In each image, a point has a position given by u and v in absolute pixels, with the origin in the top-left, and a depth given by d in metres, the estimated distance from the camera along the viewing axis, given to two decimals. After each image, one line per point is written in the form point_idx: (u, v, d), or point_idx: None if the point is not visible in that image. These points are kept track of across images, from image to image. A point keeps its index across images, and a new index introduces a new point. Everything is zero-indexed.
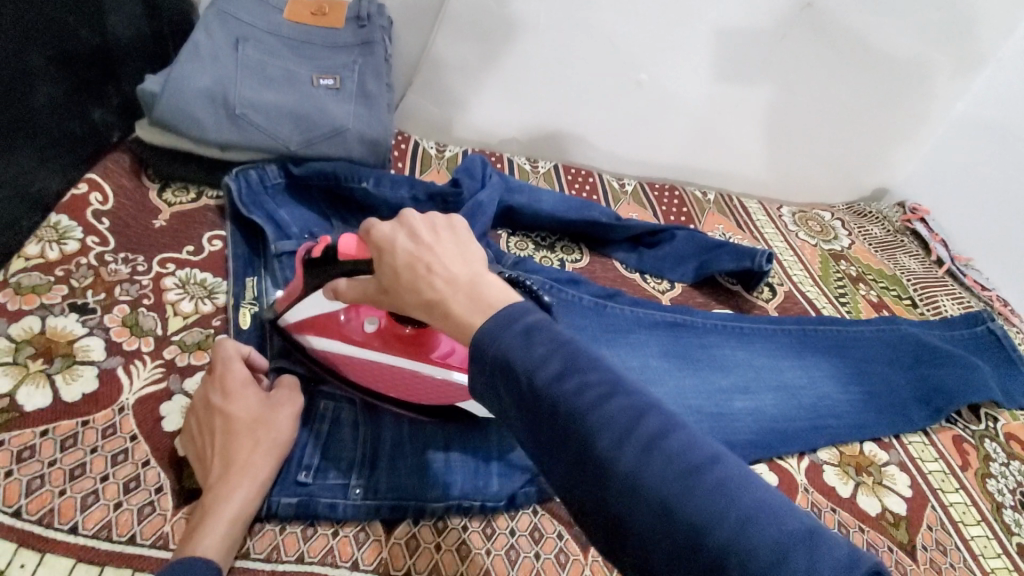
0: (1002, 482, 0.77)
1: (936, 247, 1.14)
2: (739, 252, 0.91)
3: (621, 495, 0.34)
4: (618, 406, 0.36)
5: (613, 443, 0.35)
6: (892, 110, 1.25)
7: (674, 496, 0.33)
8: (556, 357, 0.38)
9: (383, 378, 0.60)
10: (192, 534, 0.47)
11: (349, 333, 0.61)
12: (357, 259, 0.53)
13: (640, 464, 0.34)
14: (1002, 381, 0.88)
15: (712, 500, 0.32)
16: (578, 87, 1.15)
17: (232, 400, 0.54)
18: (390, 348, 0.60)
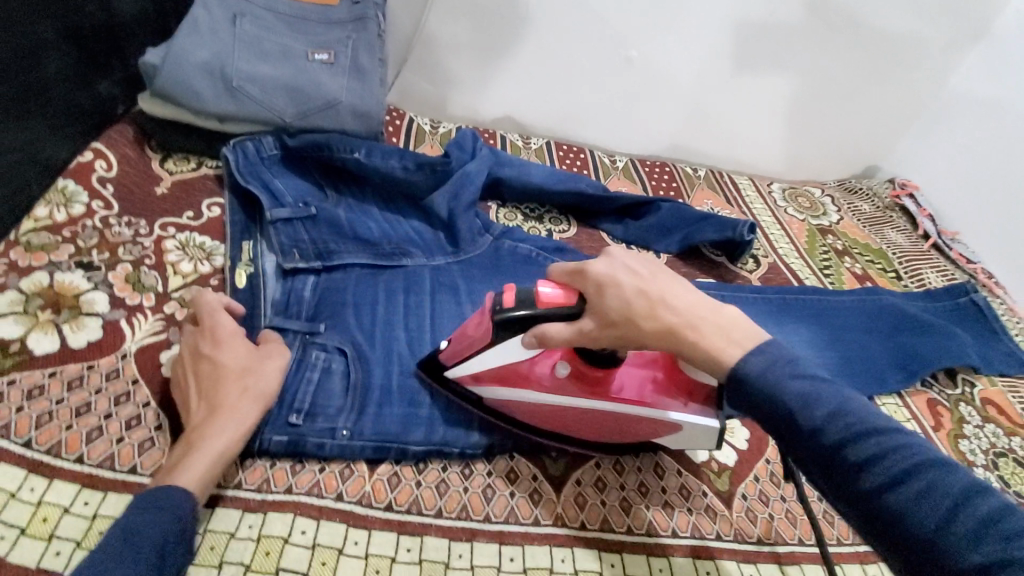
0: (973, 442, 0.79)
1: (924, 222, 1.16)
2: (722, 223, 0.94)
3: (817, 465, 0.41)
4: (799, 388, 0.42)
5: (801, 411, 0.42)
6: (884, 86, 1.26)
7: (883, 464, 0.38)
8: (750, 353, 0.45)
9: (599, 425, 0.59)
10: (176, 465, 0.50)
11: (545, 382, 0.58)
12: (564, 307, 0.52)
13: (833, 433, 0.40)
14: (981, 349, 0.90)
15: (896, 468, 0.37)
16: (572, 64, 1.17)
17: (223, 348, 0.57)
18: (582, 395, 0.57)
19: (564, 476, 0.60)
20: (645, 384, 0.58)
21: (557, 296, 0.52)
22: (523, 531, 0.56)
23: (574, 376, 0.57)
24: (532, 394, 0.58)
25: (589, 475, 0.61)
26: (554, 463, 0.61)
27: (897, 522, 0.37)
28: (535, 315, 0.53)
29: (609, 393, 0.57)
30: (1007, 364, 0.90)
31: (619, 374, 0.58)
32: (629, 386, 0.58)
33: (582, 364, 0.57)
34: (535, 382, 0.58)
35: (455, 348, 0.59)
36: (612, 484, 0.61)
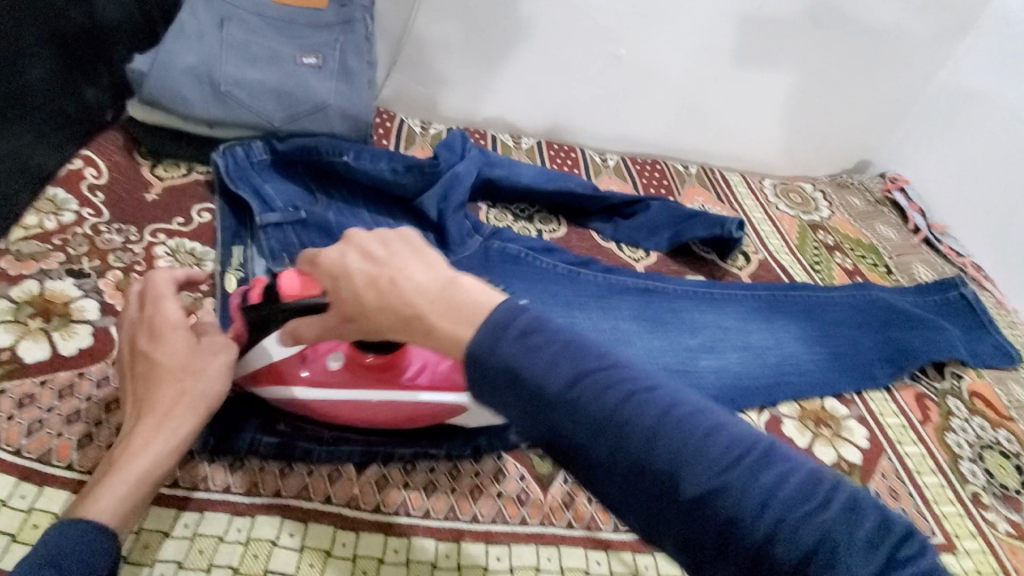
0: (962, 436, 0.79)
1: (914, 216, 1.16)
2: (710, 221, 0.95)
3: (664, 507, 0.35)
4: (641, 406, 0.36)
5: (641, 439, 0.35)
6: (874, 81, 1.26)
7: (743, 501, 0.34)
8: (566, 363, 0.37)
9: (399, 416, 0.58)
10: (97, 485, 0.46)
11: (312, 373, 0.57)
12: (306, 296, 0.51)
13: (676, 464, 0.35)
14: (971, 342, 0.91)
15: (760, 499, 0.34)
16: (562, 63, 1.17)
17: (161, 343, 0.52)
18: (361, 383, 0.57)
19: (551, 476, 0.61)
20: (431, 365, 0.59)
21: (295, 285, 0.52)
22: (510, 530, 0.56)
23: (348, 366, 0.57)
24: (306, 390, 0.57)
25: (576, 474, 0.62)
26: (541, 462, 0.62)
27: (766, 564, 0.33)
28: (273, 301, 0.53)
29: (393, 379, 0.57)
30: (996, 357, 0.90)
31: (410, 357, 0.58)
32: (415, 370, 0.58)
33: (359, 354, 0.57)
34: (308, 376, 0.57)
35: (226, 350, 0.58)
36: None
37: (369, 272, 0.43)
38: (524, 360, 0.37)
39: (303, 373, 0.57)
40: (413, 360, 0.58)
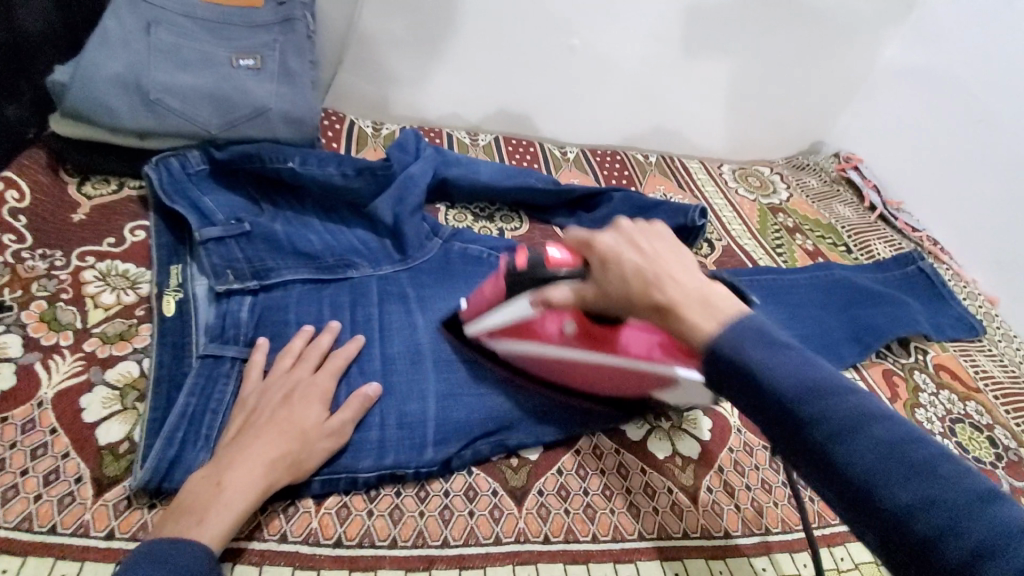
0: (930, 410, 0.80)
1: (869, 194, 1.18)
2: (673, 210, 0.94)
3: (842, 489, 0.36)
4: (851, 397, 0.38)
5: (848, 423, 0.36)
6: (824, 63, 1.27)
7: (929, 498, 0.33)
8: (779, 343, 0.40)
9: (621, 380, 0.59)
10: (190, 510, 0.47)
11: (553, 337, 0.59)
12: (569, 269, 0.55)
13: (845, 444, 0.36)
14: (933, 316, 0.92)
15: (933, 494, 0.33)
16: (515, 55, 1.14)
17: (299, 399, 0.55)
18: (587, 350, 0.58)
19: (525, 488, 0.59)
20: (651, 345, 0.56)
21: (565, 259, 0.56)
22: (484, 551, 0.53)
23: (580, 332, 0.57)
24: (538, 348, 0.60)
25: (551, 483, 0.59)
26: (514, 474, 0.60)
27: (958, 565, 0.32)
28: (538, 272, 0.57)
29: (611, 349, 0.57)
30: (957, 329, 0.92)
31: (629, 332, 0.56)
32: (633, 344, 0.56)
33: (588, 323, 0.56)
34: (542, 336, 0.59)
35: (478, 301, 0.63)
36: (575, 490, 0.59)
37: None
38: (768, 351, 0.40)
39: (524, 331, 0.60)
40: (630, 337, 0.56)
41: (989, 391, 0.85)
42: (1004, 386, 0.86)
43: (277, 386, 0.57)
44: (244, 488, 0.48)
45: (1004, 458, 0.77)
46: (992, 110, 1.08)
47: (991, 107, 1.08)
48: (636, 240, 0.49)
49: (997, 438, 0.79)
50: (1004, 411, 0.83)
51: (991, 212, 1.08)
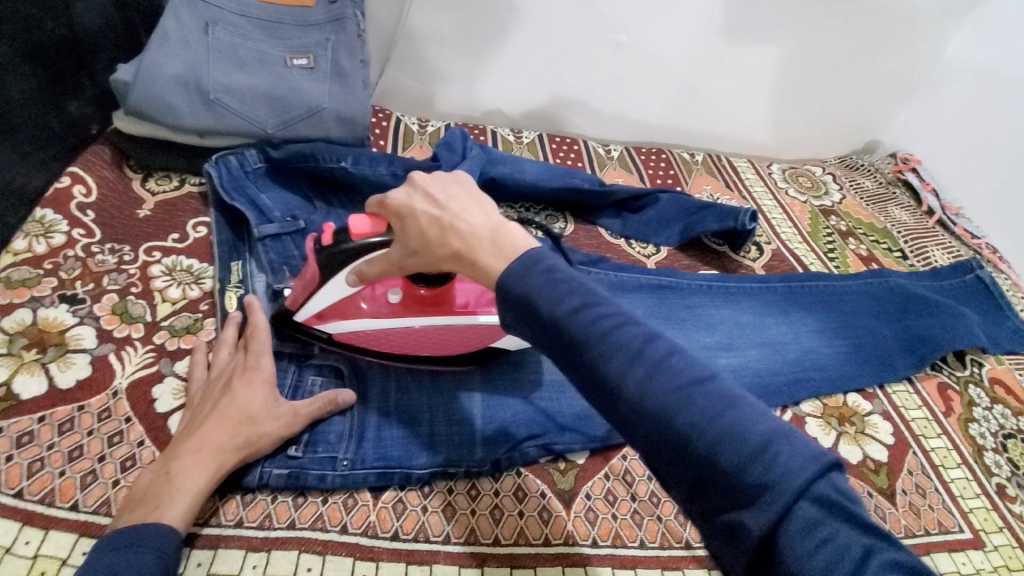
0: (984, 426, 0.77)
1: (928, 198, 1.13)
2: (723, 213, 0.92)
3: (647, 437, 0.37)
4: (630, 332, 0.39)
5: (622, 362, 0.38)
6: (884, 59, 1.22)
7: (700, 419, 0.36)
8: (576, 293, 0.42)
9: (445, 340, 0.64)
10: (142, 499, 0.49)
11: (372, 306, 0.64)
12: (374, 235, 0.57)
13: (645, 378, 0.37)
14: (991, 328, 0.89)
15: (702, 415, 0.36)
16: (559, 51, 1.13)
17: (245, 388, 0.56)
18: (418, 312, 0.64)
19: (573, 491, 0.59)
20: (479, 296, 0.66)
21: (365, 226, 0.57)
22: (535, 551, 0.54)
23: (408, 300, 0.65)
24: (364, 320, 0.64)
25: (598, 487, 0.60)
26: (562, 477, 0.60)
27: (704, 474, 0.35)
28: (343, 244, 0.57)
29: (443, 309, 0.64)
30: (1015, 342, 0.88)
31: (459, 290, 0.66)
32: (462, 299, 0.65)
33: (416, 289, 0.64)
34: (373, 313, 0.64)
35: (301, 286, 0.62)
36: (622, 495, 0.60)
37: (432, 214, 0.50)
38: (595, 317, 0.40)
39: (353, 306, 0.64)
40: (459, 295, 0.66)
41: None
42: None
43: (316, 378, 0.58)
44: (198, 473, 0.50)
45: None
46: None
47: None
48: (429, 191, 0.52)
49: None
50: None
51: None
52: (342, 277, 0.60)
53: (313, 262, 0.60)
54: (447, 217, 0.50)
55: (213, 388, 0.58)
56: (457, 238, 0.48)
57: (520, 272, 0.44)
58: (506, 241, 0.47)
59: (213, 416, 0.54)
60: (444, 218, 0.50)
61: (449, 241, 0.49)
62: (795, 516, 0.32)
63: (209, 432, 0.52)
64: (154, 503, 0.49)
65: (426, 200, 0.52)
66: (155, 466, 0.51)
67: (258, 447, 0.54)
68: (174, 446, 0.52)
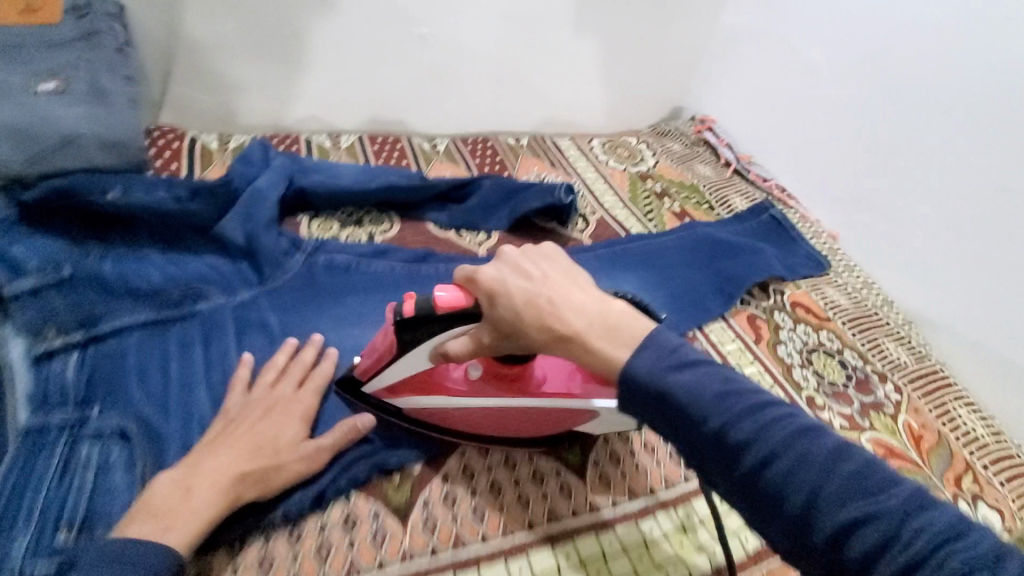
0: (791, 346, 0.85)
1: (723, 152, 1.25)
2: (541, 190, 0.95)
3: (716, 457, 0.42)
4: (691, 359, 0.45)
5: (689, 386, 0.44)
6: (677, 29, 1.30)
7: (705, 407, 0.43)
8: (637, 319, 0.48)
9: (500, 419, 0.62)
10: None
11: (456, 386, 0.62)
12: (455, 309, 0.56)
13: (705, 403, 0.43)
14: (786, 259, 0.99)
15: (768, 437, 0.41)
16: (364, 49, 1.09)
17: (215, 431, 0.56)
18: (497, 391, 0.61)
19: (407, 505, 0.58)
20: (568, 375, 0.62)
21: (454, 298, 0.56)
22: None
23: (488, 376, 0.62)
24: (449, 402, 0.62)
25: (435, 492, 0.60)
26: (395, 492, 0.59)
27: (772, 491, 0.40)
28: (431, 319, 0.57)
29: (523, 388, 0.61)
30: (807, 266, 0.98)
31: (539, 365, 0.63)
32: (548, 378, 0.62)
33: (496, 366, 0.61)
34: (452, 390, 0.62)
35: (369, 362, 0.62)
36: (462, 494, 0.60)
37: (528, 289, 0.52)
38: (657, 346, 0.46)
39: (434, 386, 0.63)
40: (537, 369, 0.63)
41: (840, 319, 0.91)
42: (852, 312, 0.92)
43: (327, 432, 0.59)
44: None
45: (854, 377, 0.82)
46: (816, 61, 1.15)
47: (815, 59, 1.15)
48: (520, 263, 0.54)
49: (847, 360, 0.84)
50: (851, 333, 0.89)
51: (834, 155, 1.13)
52: (425, 351, 0.59)
53: (387, 336, 0.60)
54: (545, 294, 0.51)
55: (247, 411, 0.58)
56: (557, 316, 0.50)
57: (576, 300, 0.50)
58: (600, 313, 0.49)
59: (236, 439, 0.55)
60: (541, 294, 0.51)
61: (545, 316, 0.50)
62: (900, 530, 0.36)
63: (251, 452, 0.54)
64: (169, 521, 0.49)
65: (519, 275, 0.53)
66: (162, 479, 0.52)
67: (274, 482, 0.54)
68: (195, 459, 0.53)
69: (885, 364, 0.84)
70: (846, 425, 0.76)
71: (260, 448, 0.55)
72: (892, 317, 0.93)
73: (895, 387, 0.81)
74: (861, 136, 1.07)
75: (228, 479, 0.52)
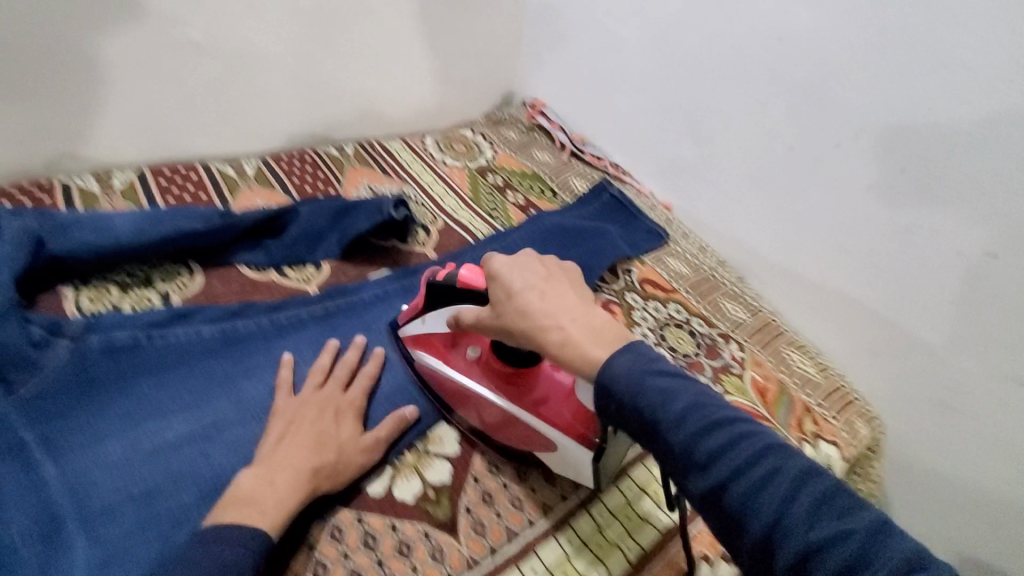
0: (644, 325, 0.86)
1: (558, 135, 1.22)
2: (370, 207, 0.85)
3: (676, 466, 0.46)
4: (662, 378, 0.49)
5: (652, 398, 0.47)
6: (493, 9, 1.20)
7: (670, 416, 0.46)
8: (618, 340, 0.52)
9: (480, 409, 0.67)
10: None
11: (464, 363, 0.68)
12: (474, 288, 0.63)
13: (674, 412, 0.46)
14: (629, 235, 1.01)
15: (724, 446, 0.44)
16: (117, 66, 0.87)
17: (289, 402, 0.63)
18: (497, 386, 0.66)
19: None
20: (564, 396, 0.64)
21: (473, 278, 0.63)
22: None
23: (483, 362, 0.68)
24: (451, 374, 0.68)
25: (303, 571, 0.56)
26: None
27: (722, 505, 0.43)
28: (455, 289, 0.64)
29: (517, 394, 0.65)
30: (648, 240, 1.00)
31: (542, 382, 0.65)
32: (544, 396, 0.64)
33: (496, 363, 0.66)
34: (454, 363, 0.69)
35: (408, 312, 0.72)
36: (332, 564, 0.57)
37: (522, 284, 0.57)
38: (623, 364, 0.50)
39: (440, 347, 0.70)
40: (540, 387, 0.65)
41: (684, 288, 0.94)
42: (692, 278, 0.95)
43: (377, 424, 0.65)
44: None
45: (703, 344, 0.85)
46: (620, 38, 1.09)
47: (618, 34, 1.09)
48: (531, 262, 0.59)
49: (695, 329, 0.87)
50: (695, 300, 0.92)
51: (651, 127, 1.09)
52: (444, 312, 0.68)
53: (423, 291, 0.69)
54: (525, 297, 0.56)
55: (304, 411, 0.62)
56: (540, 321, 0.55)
57: (557, 312, 0.55)
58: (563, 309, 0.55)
59: (299, 437, 0.59)
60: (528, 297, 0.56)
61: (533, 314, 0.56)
62: (757, 473, 0.43)
63: (316, 448, 0.59)
64: (262, 508, 0.53)
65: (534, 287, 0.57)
66: (248, 476, 0.56)
67: (344, 474, 0.60)
68: (270, 456, 0.58)
69: (727, 325, 0.88)
70: None
71: (323, 445, 0.59)
72: (725, 276, 0.97)
73: (739, 346, 0.85)
74: (666, 107, 1.05)
75: (304, 475, 0.56)
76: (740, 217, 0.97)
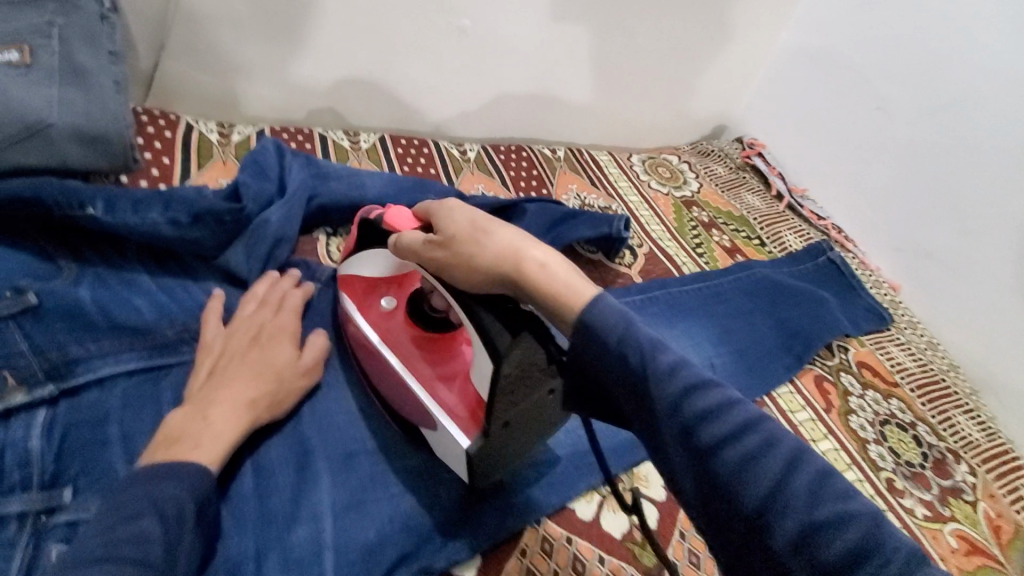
0: (862, 416, 0.78)
1: (775, 182, 1.17)
2: (595, 219, 0.84)
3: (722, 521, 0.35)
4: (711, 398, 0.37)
5: (699, 430, 0.36)
6: (727, 44, 1.18)
7: (723, 456, 0.35)
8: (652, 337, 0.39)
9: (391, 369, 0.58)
10: None
11: (375, 318, 0.62)
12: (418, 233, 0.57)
13: (727, 451, 0.35)
14: (848, 309, 0.91)
15: (800, 500, 0.33)
16: (393, 38, 0.94)
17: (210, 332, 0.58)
18: (414, 350, 0.60)
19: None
20: (459, 379, 0.56)
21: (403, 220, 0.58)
22: None
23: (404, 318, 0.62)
24: (363, 325, 0.62)
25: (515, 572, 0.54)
26: None
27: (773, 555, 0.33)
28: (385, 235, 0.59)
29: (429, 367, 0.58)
30: (870, 320, 0.90)
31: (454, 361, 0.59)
32: (449, 368, 0.58)
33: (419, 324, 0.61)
34: (366, 316, 0.62)
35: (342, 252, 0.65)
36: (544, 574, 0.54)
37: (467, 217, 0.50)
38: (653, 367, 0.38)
39: (357, 289, 0.64)
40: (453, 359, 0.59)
41: (907, 384, 0.84)
42: (918, 376, 0.85)
43: (311, 346, 0.61)
44: None
45: (930, 456, 0.76)
46: (888, 96, 1.05)
47: (888, 94, 1.05)
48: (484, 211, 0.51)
49: (922, 436, 0.77)
50: (920, 403, 0.82)
51: (898, 199, 1.04)
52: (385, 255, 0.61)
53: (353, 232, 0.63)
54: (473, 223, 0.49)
55: (234, 341, 0.57)
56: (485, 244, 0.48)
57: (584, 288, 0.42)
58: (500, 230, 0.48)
59: (230, 372, 0.54)
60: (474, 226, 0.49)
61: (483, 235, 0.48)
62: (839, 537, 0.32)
63: (252, 377, 0.54)
64: (195, 441, 0.47)
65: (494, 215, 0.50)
66: (176, 413, 0.50)
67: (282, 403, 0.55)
68: (200, 391, 0.52)
69: (957, 442, 0.79)
70: (927, 514, 0.69)
71: (260, 374, 0.55)
72: (956, 383, 0.88)
73: (969, 469, 0.76)
74: (926, 184, 1.00)
75: (241, 406, 0.51)
76: (987, 320, 0.95)
